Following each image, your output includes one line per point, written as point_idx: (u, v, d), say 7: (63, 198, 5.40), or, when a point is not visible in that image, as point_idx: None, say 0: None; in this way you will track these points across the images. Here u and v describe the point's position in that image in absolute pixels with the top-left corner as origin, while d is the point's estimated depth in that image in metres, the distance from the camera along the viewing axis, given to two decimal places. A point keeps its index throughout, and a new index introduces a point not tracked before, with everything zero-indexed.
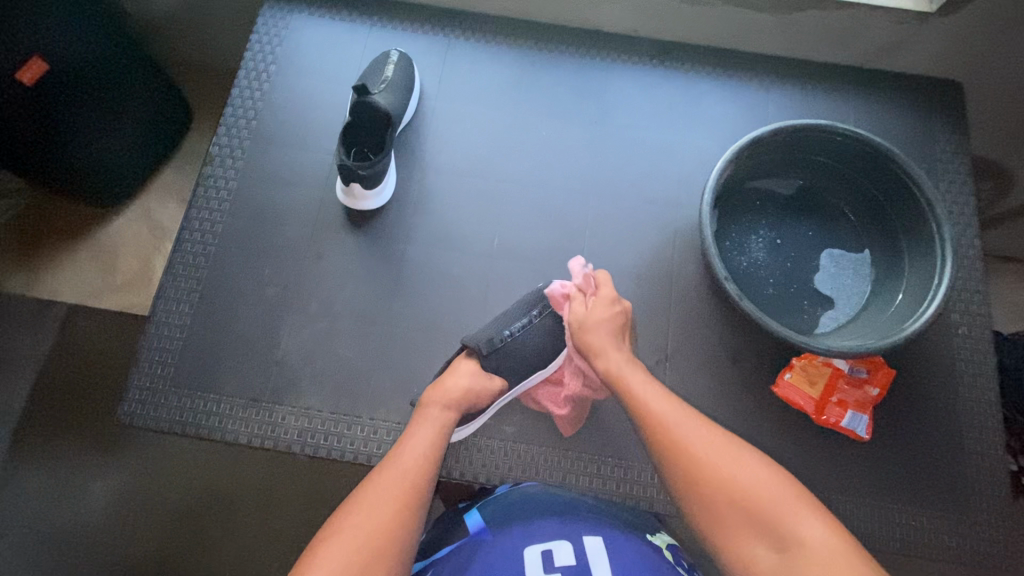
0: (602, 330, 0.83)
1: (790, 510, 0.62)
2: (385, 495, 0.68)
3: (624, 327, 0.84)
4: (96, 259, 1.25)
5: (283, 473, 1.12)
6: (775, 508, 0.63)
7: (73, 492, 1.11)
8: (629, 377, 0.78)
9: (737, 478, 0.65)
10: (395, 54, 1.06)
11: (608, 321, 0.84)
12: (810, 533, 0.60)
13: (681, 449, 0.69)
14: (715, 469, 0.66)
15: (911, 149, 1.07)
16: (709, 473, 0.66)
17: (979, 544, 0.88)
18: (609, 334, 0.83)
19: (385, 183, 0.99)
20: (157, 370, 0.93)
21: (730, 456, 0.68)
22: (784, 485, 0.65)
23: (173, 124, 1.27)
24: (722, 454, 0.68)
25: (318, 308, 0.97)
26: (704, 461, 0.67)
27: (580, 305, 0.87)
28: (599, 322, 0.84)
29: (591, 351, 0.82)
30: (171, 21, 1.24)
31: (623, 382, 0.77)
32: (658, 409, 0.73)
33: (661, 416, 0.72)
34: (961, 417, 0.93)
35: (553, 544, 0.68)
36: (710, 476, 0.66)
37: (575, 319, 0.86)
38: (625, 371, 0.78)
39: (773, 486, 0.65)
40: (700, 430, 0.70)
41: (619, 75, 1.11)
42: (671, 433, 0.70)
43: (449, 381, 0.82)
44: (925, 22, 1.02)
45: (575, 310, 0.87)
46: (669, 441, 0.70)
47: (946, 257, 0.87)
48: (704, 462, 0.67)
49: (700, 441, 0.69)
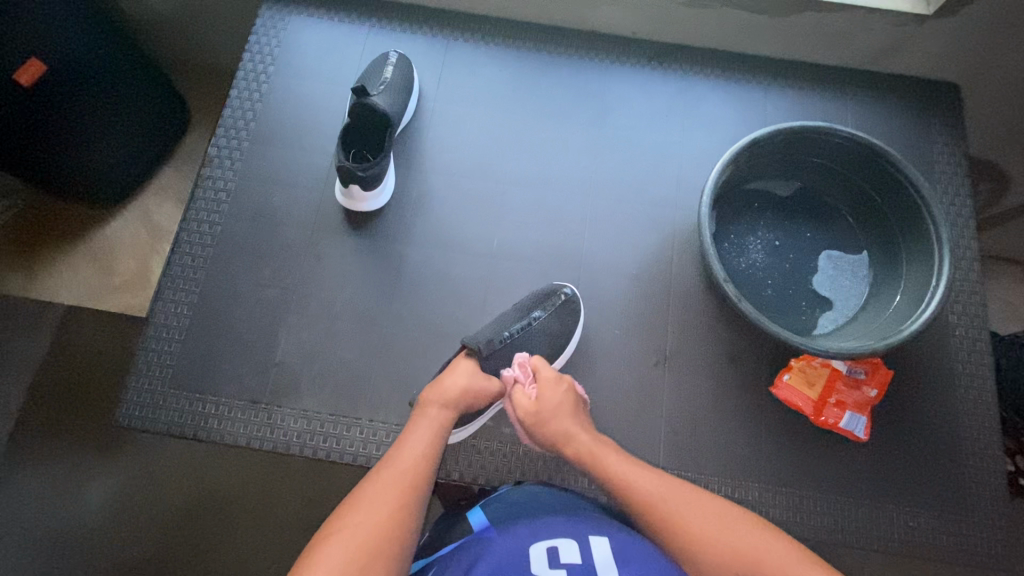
0: (560, 416, 0.80)
1: (793, 572, 0.63)
2: (383, 492, 0.68)
3: (576, 401, 0.83)
4: (94, 260, 1.24)
5: (282, 474, 1.12)
6: (780, 573, 0.63)
7: (70, 494, 1.11)
8: (603, 457, 0.77)
9: (736, 545, 0.66)
10: (394, 56, 1.06)
11: (561, 403, 0.81)
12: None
13: (674, 522, 0.69)
14: (713, 540, 0.67)
15: (908, 150, 1.07)
16: (707, 543, 0.66)
17: (977, 545, 0.88)
18: (566, 415, 0.81)
19: (384, 184, 0.99)
20: (156, 372, 0.93)
21: (723, 524, 0.68)
22: (782, 545, 0.65)
23: (171, 125, 1.27)
24: (716, 521, 0.68)
25: (317, 309, 0.97)
26: (700, 534, 0.67)
27: (526, 395, 0.83)
28: (553, 408, 0.81)
29: (557, 441, 0.79)
30: (169, 21, 1.24)
31: (601, 467, 0.76)
32: (641, 487, 0.72)
33: (647, 494, 0.72)
34: (959, 418, 0.93)
35: (558, 542, 0.69)
36: (707, 545, 0.66)
37: (528, 413, 0.81)
38: (601, 451, 0.77)
39: (772, 549, 0.65)
40: (689, 500, 0.71)
41: (618, 77, 1.11)
42: (661, 509, 0.70)
43: (447, 379, 0.81)
44: (923, 25, 1.03)
45: (524, 404, 0.82)
46: (660, 516, 0.70)
47: (944, 258, 0.87)
48: (700, 535, 0.67)
49: (691, 513, 0.69)
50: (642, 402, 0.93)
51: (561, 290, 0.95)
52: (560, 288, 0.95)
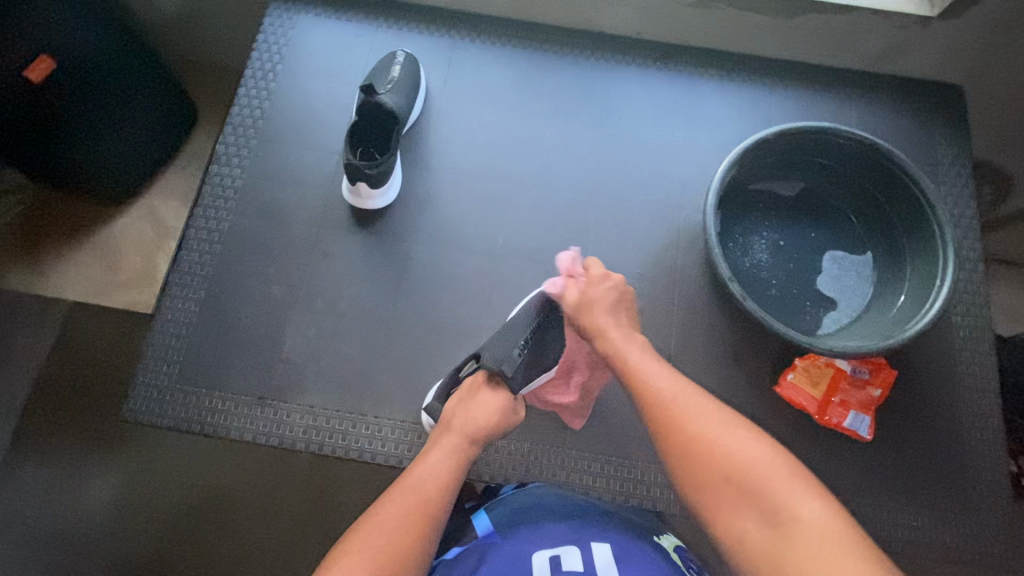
0: (601, 309, 0.82)
1: (788, 490, 0.58)
2: (402, 521, 0.67)
3: (617, 301, 0.82)
4: (100, 257, 1.25)
5: (286, 471, 1.13)
6: (774, 489, 0.59)
7: (76, 488, 1.11)
8: (628, 355, 0.76)
9: (729, 452, 0.62)
10: (402, 55, 1.06)
11: (600, 297, 0.83)
12: (807, 512, 0.56)
13: (674, 423, 0.66)
14: (709, 442, 0.64)
15: (912, 152, 1.08)
16: (702, 448, 0.64)
17: (979, 545, 0.88)
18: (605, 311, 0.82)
19: (392, 182, 1.00)
20: (163, 367, 0.93)
21: (723, 429, 0.64)
22: (780, 461, 0.61)
23: (178, 121, 1.28)
24: (718, 426, 0.65)
25: (323, 306, 0.97)
26: (699, 435, 0.64)
27: (574, 288, 0.86)
28: (593, 300, 0.83)
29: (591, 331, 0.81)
30: (177, 19, 1.25)
31: (625, 358, 0.75)
32: (651, 379, 0.71)
33: (656, 388, 0.70)
34: (962, 418, 0.94)
35: (560, 550, 0.69)
36: (700, 447, 0.64)
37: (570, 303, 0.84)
38: (628, 351, 0.76)
39: (767, 461, 0.61)
40: (695, 402, 0.68)
41: (624, 76, 1.11)
42: (665, 403, 0.68)
43: (476, 410, 0.81)
44: (928, 27, 1.03)
45: (570, 292, 0.85)
46: (662, 412, 0.68)
47: (948, 260, 0.88)
48: (698, 437, 0.64)
49: (695, 413, 0.66)
50: None
51: None
52: None
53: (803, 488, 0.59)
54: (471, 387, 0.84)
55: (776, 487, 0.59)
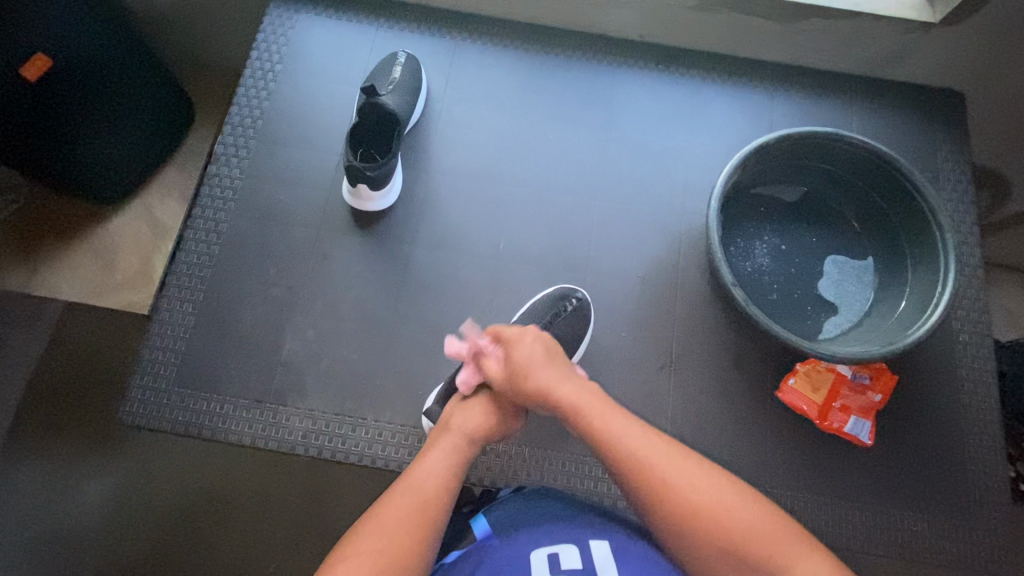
0: (538, 367, 0.76)
1: (783, 548, 0.63)
2: (403, 522, 0.67)
3: (548, 353, 0.76)
4: (95, 256, 1.24)
5: (283, 473, 1.12)
6: (769, 553, 0.63)
7: (70, 489, 1.10)
8: (600, 415, 0.72)
9: (725, 517, 0.65)
10: (403, 56, 1.05)
11: (529, 359, 0.76)
12: (806, 573, 0.61)
13: (668, 494, 0.66)
14: (706, 511, 0.65)
15: (913, 157, 1.08)
16: (698, 521, 0.65)
17: (978, 549, 0.88)
18: (542, 368, 0.76)
19: (392, 184, 0.99)
20: (161, 371, 0.92)
21: (713, 494, 0.66)
22: (773, 522, 0.65)
23: (176, 120, 1.27)
24: (715, 496, 0.66)
25: (323, 309, 0.97)
26: (694, 503, 0.66)
27: (493, 362, 0.79)
28: (528, 360, 0.76)
29: (539, 394, 0.75)
30: (176, 18, 1.24)
31: (598, 420, 0.72)
32: (636, 448, 0.69)
33: (643, 458, 0.68)
34: (962, 423, 0.94)
35: (559, 547, 0.70)
36: (697, 517, 0.65)
37: (500, 376, 0.78)
38: (591, 410, 0.72)
39: (761, 524, 0.64)
40: (686, 467, 0.68)
41: (626, 79, 1.11)
42: (656, 475, 0.67)
43: (473, 409, 0.79)
44: (929, 33, 1.04)
45: (492, 369, 0.78)
46: (654, 483, 0.67)
47: (950, 266, 0.88)
48: (694, 507, 0.65)
49: (688, 481, 0.67)
50: (648, 404, 0.93)
51: (573, 294, 0.95)
52: (572, 292, 0.95)
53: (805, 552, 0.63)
54: (466, 389, 0.81)
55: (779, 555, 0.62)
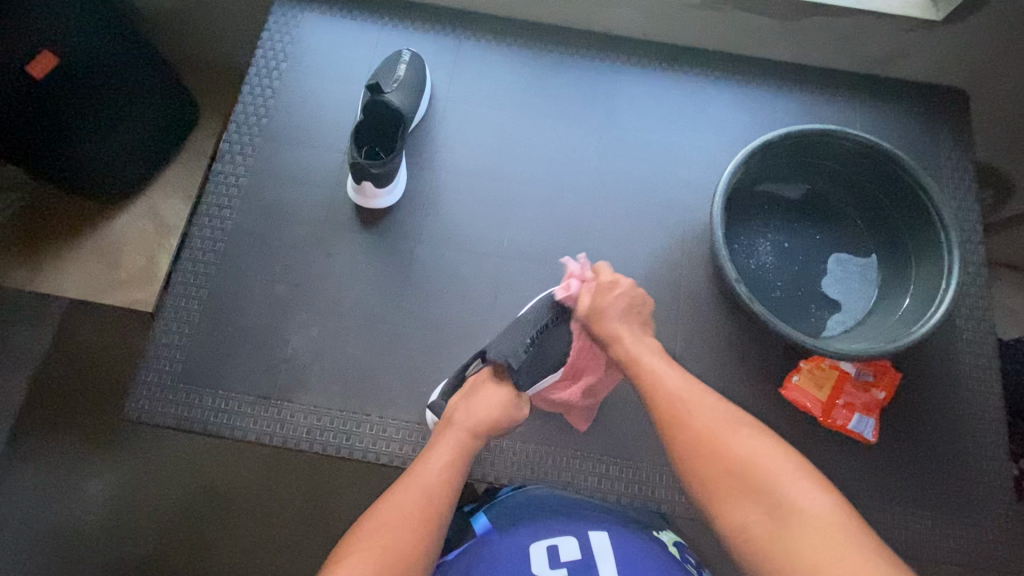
0: (615, 316, 0.83)
1: (786, 477, 0.61)
2: (406, 517, 0.67)
3: (632, 307, 0.83)
4: (99, 255, 1.24)
5: (287, 471, 1.12)
6: (770, 478, 0.62)
7: (75, 486, 1.10)
8: (643, 359, 0.78)
9: (734, 447, 0.65)
10: (407, 54, 1.06)
11: (614, 305, 0.83)
12: (811, 505, 0.59)
13: (682, 419, 0.69)
14: (715, 439, 0.66)
15: (916, 155, 1.08)
16: (705, 446, 0.66)
17: (982, 547, 0.88)
18: (618, 319, 0.83)
19: (396, 182, 1.00)
20: (165, 367, 0.93)
21: (727, 427, 0.67)
22: (785, 459, 0.63)
23: (180, 119, 1.27)
24: (720, 425, 0.67)
25: (328, 306, 0.97)
26: (698, 427, 0.68)
27: (586, 292, 0.86)
28: (609, 308, 0.83)
29: (609, 338, 0.82)
30: (181, 17, 1.24)
31: (640, 366, 0.77)
32: (666, 383, 0.73)
33: (668, 390, 0.73)
34: (965, 420, 0.94)
35: (558, 539, 0.70)
36: (704, 442, 0.66)
37: (586, 309, 0.85)
38: (640, 357, 0.78)
39: (771, 456, 0.63)
40: (706, 401, 0.71)
41: (629, 77, 1.11)
42: (675, 403, 0.71)
43: (479, 403, 0.80)
44: (931, 31, 1.04)
45: (584, 298, 0.86)
46: (671, 407, 0.71)
47: (953, 263, 0.88)
48: (704, 432, 0.67)
49: (703, 412, 0.69)
50: None
51: None
52: None
53: (808, 481, 0.61)
54: (473, 383, 0.83)
55: (779, 479, 0.61)
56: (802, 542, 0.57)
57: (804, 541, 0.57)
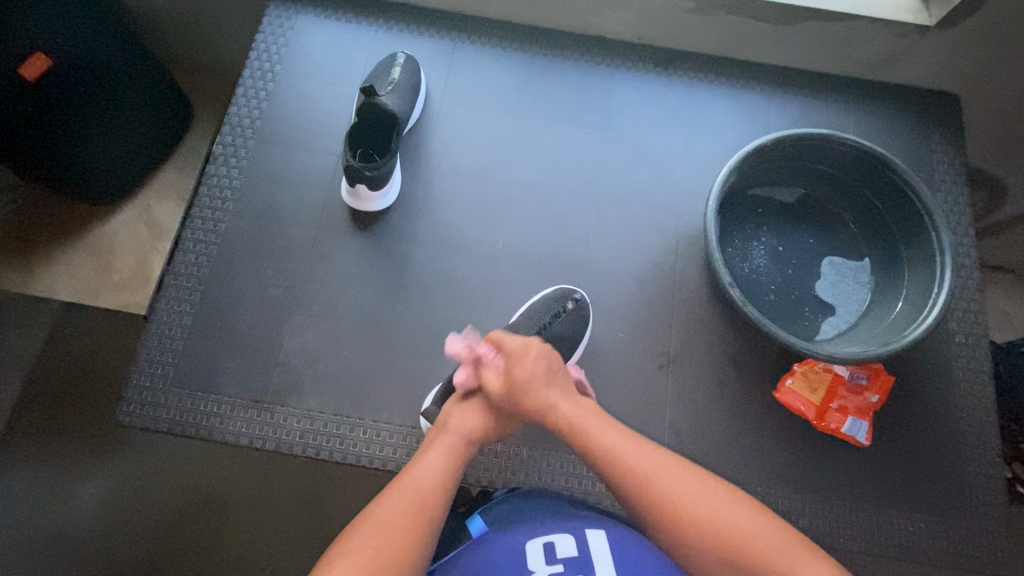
0: (538, 386, 0.75)
1: (784, 555, 0.64)
2: (398, 523, 0.67)
3: (550, 370, 0.76)
4: (92, 257, 1.23)
5: (281, 475, 1.11)
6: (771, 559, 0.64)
7: (67, 490, 1.09)
8: (587, 425, 0.73)
9: (732, 528, 0.66)
10: (402, 57, 1.06)
11: (531, 376, 0.75)
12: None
13: (676, 512, 0.67)
14: (714, 525, 0.66)
15: (909, 159, 1.09)
16: (705, 534, 0.66)
17: (974, 549, 0.89)
18: (542, 386, 0.75)
19: (391, 185, 0.99)
20: (157, 371, 0.92)
21: (716, 506, 0.67)
22: (777, 531, 0.66)
23: (174, 121, 1.27)
24: (712, 506, 0.67)
25: (321, 309, 0.97)
26: (694, 514, 0.67)
27: (493, 373, 0.77)
28: (528, 380, 0.75)
29: (539, 410, 0.75)
30: (175, 19, 1.24)
31: (585, 435, 0.72)
32: (637, 465, 0.70)
33: (646, 473, 0.69)
34: (958, 423, 0.94)
35: (554, 537, 0.71)
36: (704, 531, 0.66)
37: (500, 387, 0.76)
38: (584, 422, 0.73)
39: (763, 529, 0.66)
40: (688, 482, 0.69)
41: (624, 81, 1.12)
42: (664, 495, 0.68)
43: (473, 407, 0.78)
44: (924, 36, 1.04)
45: (492, 381, 0.76)
46: (659, 500, 0.68)
47: (946, 267, 0.89)
48: (703, 522, 0.66)
49: (691, 496, 0.68)
50: (646, 405, 0.93)
51: (572, 294, 0.95)
52: (571, 292, 0.95)
53: (804, 556, 0.64)
54: (465, 386, 0.81)
55: (781, 559, 0.64)
56: None
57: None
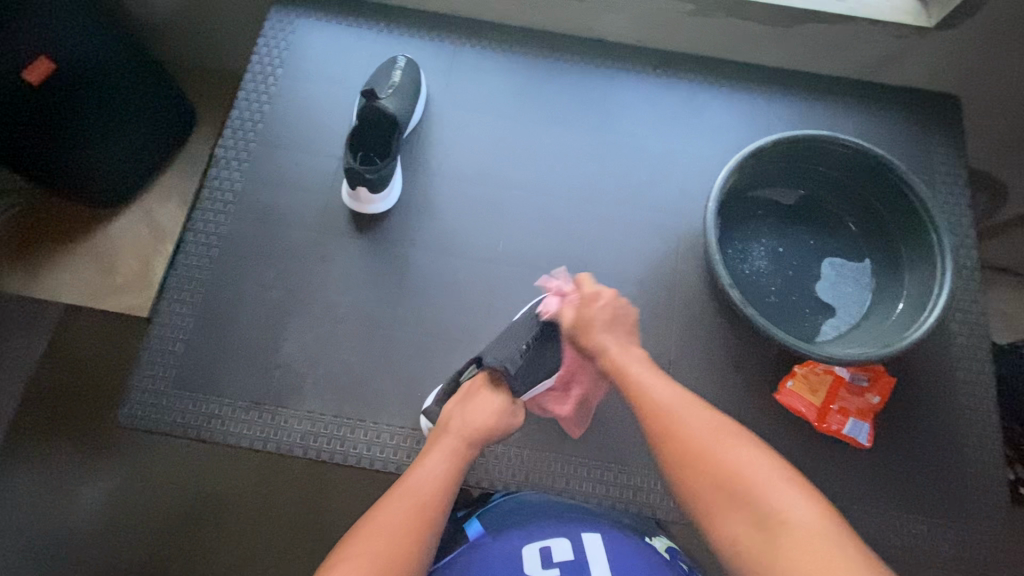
0: (600, 328, 0.82)
1: (778, 493, 0.60)
2: (400, 526, 0.67)
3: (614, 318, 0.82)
4: (94, 260, 1.22)
5: (282, 477, 1.12)
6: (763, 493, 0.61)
7: (70, 492, 1.10)
8: (632, 367, 0.76)
9: (724, 459, 0.64)
10: (403, 60, 1.06)
11: (596, 317, 0.82)
12: (800, 516, 0.58)
13: (676, 437, 0.67)
14: (706, 453, 0.65)
15: (909, 160, 1.09)
16: (699, 458, 0.65)
17: (977, 551, 0.88)
18: (602, 329, 0.82)
19: (391, 188, 1.00)
20: (159, 372, 0.92)
21: (717, 438, 0.66)
22: (776, 469, 0.62)
23: (178, 125, 1.27)
24: (714, 435, 0.66)
25: (322, 311, 0.97)
26: (691, 439, 0.66)
27: (569, 308, 0.85)
28: (591, 320, 0.82)
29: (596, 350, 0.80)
30: (179, 24, 1.25)
31: (628, 376, 0.75)
32: (656, 395, 0.72)
33: (659, 403, 0.71)
34: (960, 425, 0.94)
35: (550, 541, 0.71)
36: (697, 458, 0.65)
37: (569, 322, 0.84)
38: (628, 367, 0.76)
39: (760, 465, 0.63)
40: (697, 414, 0.69)
41: (624, 83, 1.12)
42: (671, 422, 0.69)
43: (475, 411, 0.80)
44: (924, 37, 1.04)
45: (567, 313, 0.85)
46: (664, 424, 0.69)
47: (946, 268, 0.89)
48: (696, 448, 0.66)
49: (694, 426, 0.68)
50: None
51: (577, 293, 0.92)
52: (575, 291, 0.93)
53: (802, 498, 0.60)
54: (469, 389, 0.82)
55: (774, 495, 0.60)
56: (792, 561, 0.56)
57: (791, 555, 0.56)
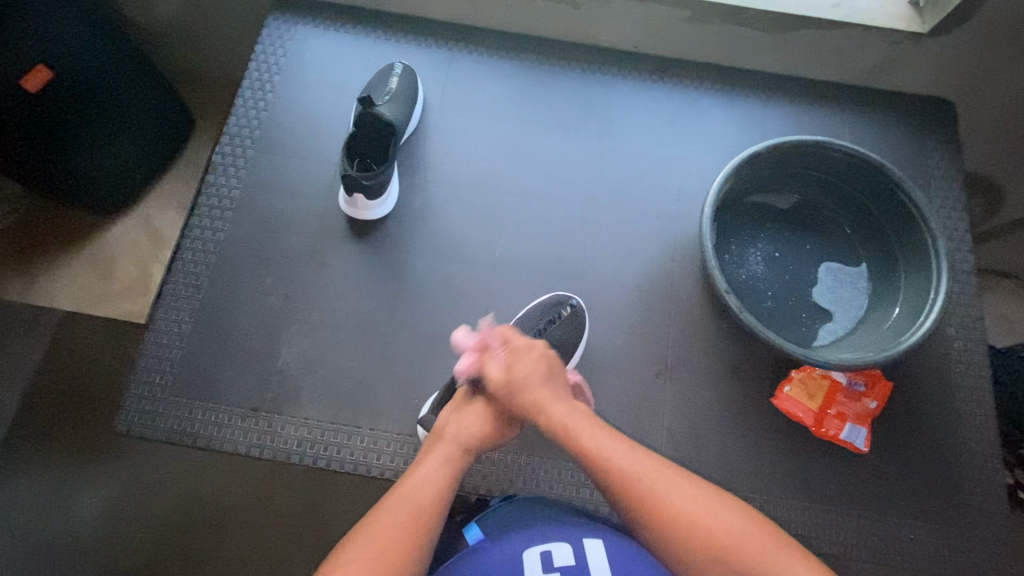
0: (535, 384, 0.77)
1: (773, 560, 0.63)
2: (394, 534, 0.66)
3: (549, 370, 0.78)
4: (94, 266, 1.24)
5: (280, 483, 1.11)
6: (759, 562, 0.63)
7: (67, 500, 1.09)
8: (578, 428, 0.73)
9: (720, 533, 0.65)
10: (400, 67, 1.07)
11: (529, 372, 0.77)
12: None
13: (658, 512, 0.66)
14: (702, 528, 0.65)
15: (905, 165, 1.09)
16: (694, 538, 0.65)
17: (976, 556, 0.88)
18: (538, 384, 0.77)
19: (388, 194, 1.00)
20: (155, 380, 0.92)
21: (709, 510, 0.66)
22: (761, 532, 0.65)
23: (174, 132, 1.28)
24: (705, 509, 0.66)
25: (319, 317, 0.97)
26: (684, 517, 0.66)
27: (496, 365, 0.79)
28: (523, 378, 0.77)
29: (530, 412, 0.76)
30: (178, 32, 1.26)
31: (576, 440, 0.72)
32: (631, 469, 0.68)
33: (635, 476, 0.68)
34: (957, 429, 0.94)
35: (552, 545, 0.71)
36: (689, 532, 0.65)
37: (497, 382, 0.78)
38: (578, 428, 0.73)
39: (750, 533, 0.65)
40: (675, 485, 0.68)
41: (620, 89, 1.12)
42: (653, 499, 0.67)
43: (470, 418, 0.79)
44: (918, 43, 1.05)
45: (495, 371, 0.78)
46: (644, 498, 0.67)
47: (942, 272, 0.89)
48: (691, 524, 0.65)
49: (677, 497, 0.67)
50: (644, 412, 0.93)
51: (568, 302, 0.96)
52: (566, 299, 0.96)
53: (793, 559, 0.64)
54: (459, 398, 0.82)
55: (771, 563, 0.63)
56: None
57: None
